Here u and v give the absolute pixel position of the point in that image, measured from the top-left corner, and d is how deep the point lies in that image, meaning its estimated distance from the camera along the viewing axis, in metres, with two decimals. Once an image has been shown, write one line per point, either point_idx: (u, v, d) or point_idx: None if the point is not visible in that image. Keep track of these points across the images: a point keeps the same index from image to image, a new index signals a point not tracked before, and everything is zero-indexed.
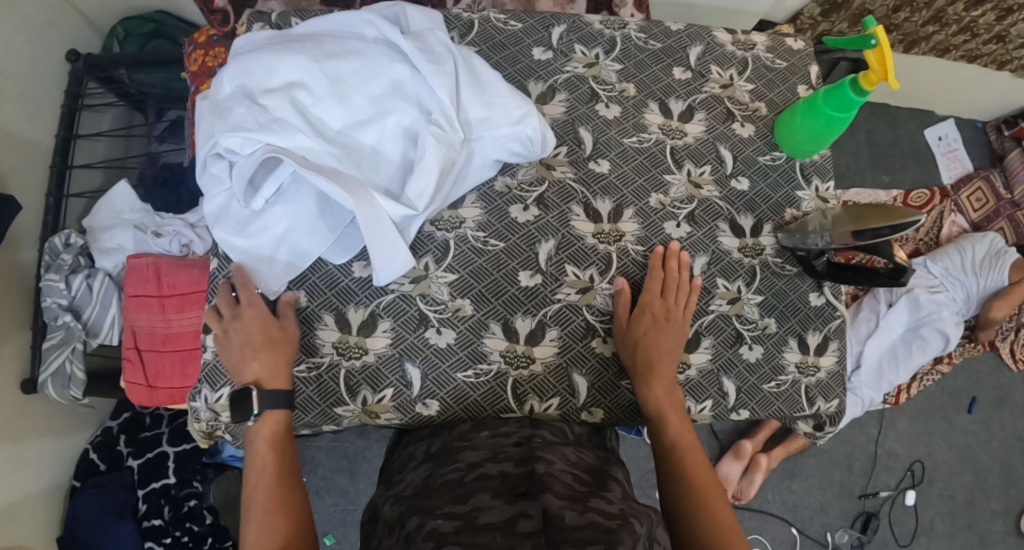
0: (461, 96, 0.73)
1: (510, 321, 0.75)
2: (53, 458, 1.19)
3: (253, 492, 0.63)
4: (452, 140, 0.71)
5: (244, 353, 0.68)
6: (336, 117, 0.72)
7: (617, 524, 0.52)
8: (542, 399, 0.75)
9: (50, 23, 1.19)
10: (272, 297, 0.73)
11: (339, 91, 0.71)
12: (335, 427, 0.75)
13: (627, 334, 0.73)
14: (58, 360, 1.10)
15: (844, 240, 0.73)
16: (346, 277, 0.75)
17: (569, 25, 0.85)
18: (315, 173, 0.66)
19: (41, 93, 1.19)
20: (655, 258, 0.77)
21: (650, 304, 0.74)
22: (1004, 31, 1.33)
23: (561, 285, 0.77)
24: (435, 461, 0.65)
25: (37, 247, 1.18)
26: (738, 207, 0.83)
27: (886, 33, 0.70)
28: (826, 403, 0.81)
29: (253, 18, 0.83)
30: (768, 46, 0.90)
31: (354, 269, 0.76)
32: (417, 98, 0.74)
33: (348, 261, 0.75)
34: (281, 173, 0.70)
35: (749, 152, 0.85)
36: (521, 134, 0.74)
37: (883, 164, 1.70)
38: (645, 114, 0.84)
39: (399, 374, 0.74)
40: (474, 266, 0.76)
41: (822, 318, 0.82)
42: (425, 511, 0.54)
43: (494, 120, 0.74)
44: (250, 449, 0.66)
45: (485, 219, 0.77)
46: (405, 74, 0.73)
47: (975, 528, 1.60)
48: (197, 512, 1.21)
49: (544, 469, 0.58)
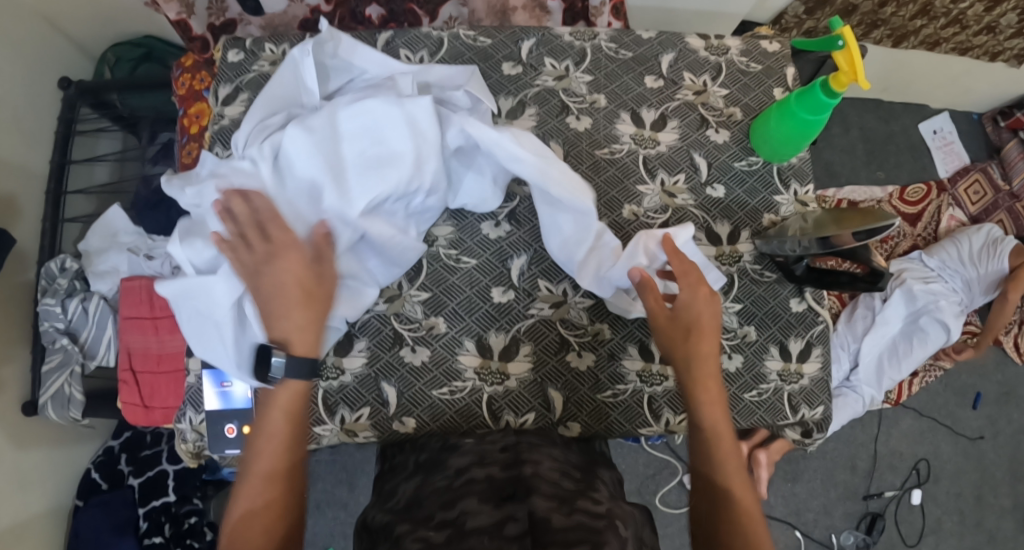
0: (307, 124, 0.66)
1: (484, 338, 0.71)
2: (55, 481, 1.20)
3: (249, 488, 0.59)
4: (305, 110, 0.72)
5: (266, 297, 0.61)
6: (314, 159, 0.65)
7: (606, 525, 0.51)
8: (518, 414, 0.70)
9: (42, 53, 1.21)
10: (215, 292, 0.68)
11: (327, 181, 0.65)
12: (316, 447, 0.71)
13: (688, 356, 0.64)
14: (57, 383, 1.12)
15: (849, 242, 0.71)
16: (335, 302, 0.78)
17: (538, 38, 0.85)
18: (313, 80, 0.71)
19: (34, 120, 1.21)
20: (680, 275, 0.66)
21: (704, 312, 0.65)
22: (994, 21, 1.33)
23: (534, 301, 0.72)
24: (426, 470, 0.63)
25: (34, 272, 1.20)
26: (714, 214, 0.82)
27: (853, 33, 0.72)
28: (810, 410, 0.80)
29: (228, 44, 0.84)
30: (742, 50, 0.90)
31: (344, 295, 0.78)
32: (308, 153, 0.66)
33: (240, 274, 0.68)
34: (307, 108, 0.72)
35: (724, 158, 0.84)
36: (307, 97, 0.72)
37: (878, 160, 1.68)
38: (617, 125, 0.83)
39: (376, 393, 0.70)
40: (447, 284, 0.73)
41: (805, 324, 0.82)
42: (416, 520, 0.54)
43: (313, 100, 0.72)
44: (263, 417, 0.61)
45: (456, 236, 0.74)
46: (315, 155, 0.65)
47: (984, 526, 1.58)
48: (197, 529, 1.24)
49: (531, 471, 0.58)
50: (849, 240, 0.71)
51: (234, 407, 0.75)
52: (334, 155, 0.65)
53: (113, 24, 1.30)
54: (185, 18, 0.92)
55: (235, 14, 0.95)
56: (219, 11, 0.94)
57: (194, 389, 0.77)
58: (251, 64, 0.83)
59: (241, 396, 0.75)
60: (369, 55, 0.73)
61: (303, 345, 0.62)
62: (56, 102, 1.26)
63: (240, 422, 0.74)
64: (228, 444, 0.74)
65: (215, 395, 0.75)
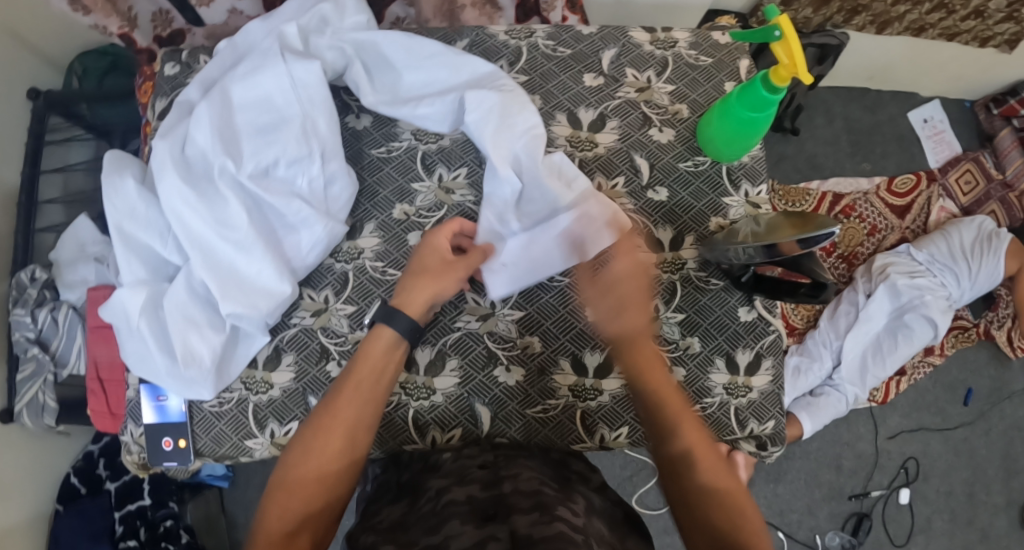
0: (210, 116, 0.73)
1: (408, 352, 0.74)
2: (36, 485, 1.18)
3: (310, 448, 0.59)
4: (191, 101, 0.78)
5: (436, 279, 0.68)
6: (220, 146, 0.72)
7: (585, 539, 0.45)
8: (444, 430, 0.73)
9: (10, 64, 1.21)
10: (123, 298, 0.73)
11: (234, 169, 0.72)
12: (252, 459, 0.76)
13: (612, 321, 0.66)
14: (31, 391, 1.11)
15: (792, 251, 0.67)
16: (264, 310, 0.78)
17: (472, 38, 0.85)
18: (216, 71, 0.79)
19: (4, 131, 1.21)
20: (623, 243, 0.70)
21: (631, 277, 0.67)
22: (983, 5, 1.27)
23: (460, 313, 0.75)
24: (411, 497, 0.59)
25: (6, 283, 1.19)
26: (655, 219, 0.80)
27: (790, 23, 0.67)
28: (760, 425, 0.76)
29: (165, 57, 0.85)
30: (691, 43, 0.87)
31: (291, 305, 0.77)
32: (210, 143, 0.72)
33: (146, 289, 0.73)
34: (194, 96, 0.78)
35: (668, 159, 0.82)
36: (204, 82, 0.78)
37: (863, 151, 1.63)
38: (552, 127, 0.82)
39: (304, 407, 0.74)
40: (372, 297, 0.76)
41: (754, 333, 0.78)
42: (400, 544, 0.49)
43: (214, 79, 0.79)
44: (354, 360, 0.65)
45: (383, 248, 0.78)
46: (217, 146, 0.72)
47: (976, 524, 1.54)
48: (173, 532, 1.20)
49: (511, 488, 0.54)
50: (795, 247, 0.67)
51: (169, 420, 0.75)
52: (227, 124, 0.73)
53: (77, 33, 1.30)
54: (128, 31, 0.92)
55: (181, 24, 0.96)
56: (165, 22, 0.96)
57: (133, 403, 0.77)
58: (187, 77, 0.84)
59: (176, 410, 0.75)
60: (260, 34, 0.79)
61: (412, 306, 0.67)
62: (25, 113, 1.26)
63: (176, 435, 0.75)
64: (166, 457, 0.75)
65: (152, 408, 0.76)
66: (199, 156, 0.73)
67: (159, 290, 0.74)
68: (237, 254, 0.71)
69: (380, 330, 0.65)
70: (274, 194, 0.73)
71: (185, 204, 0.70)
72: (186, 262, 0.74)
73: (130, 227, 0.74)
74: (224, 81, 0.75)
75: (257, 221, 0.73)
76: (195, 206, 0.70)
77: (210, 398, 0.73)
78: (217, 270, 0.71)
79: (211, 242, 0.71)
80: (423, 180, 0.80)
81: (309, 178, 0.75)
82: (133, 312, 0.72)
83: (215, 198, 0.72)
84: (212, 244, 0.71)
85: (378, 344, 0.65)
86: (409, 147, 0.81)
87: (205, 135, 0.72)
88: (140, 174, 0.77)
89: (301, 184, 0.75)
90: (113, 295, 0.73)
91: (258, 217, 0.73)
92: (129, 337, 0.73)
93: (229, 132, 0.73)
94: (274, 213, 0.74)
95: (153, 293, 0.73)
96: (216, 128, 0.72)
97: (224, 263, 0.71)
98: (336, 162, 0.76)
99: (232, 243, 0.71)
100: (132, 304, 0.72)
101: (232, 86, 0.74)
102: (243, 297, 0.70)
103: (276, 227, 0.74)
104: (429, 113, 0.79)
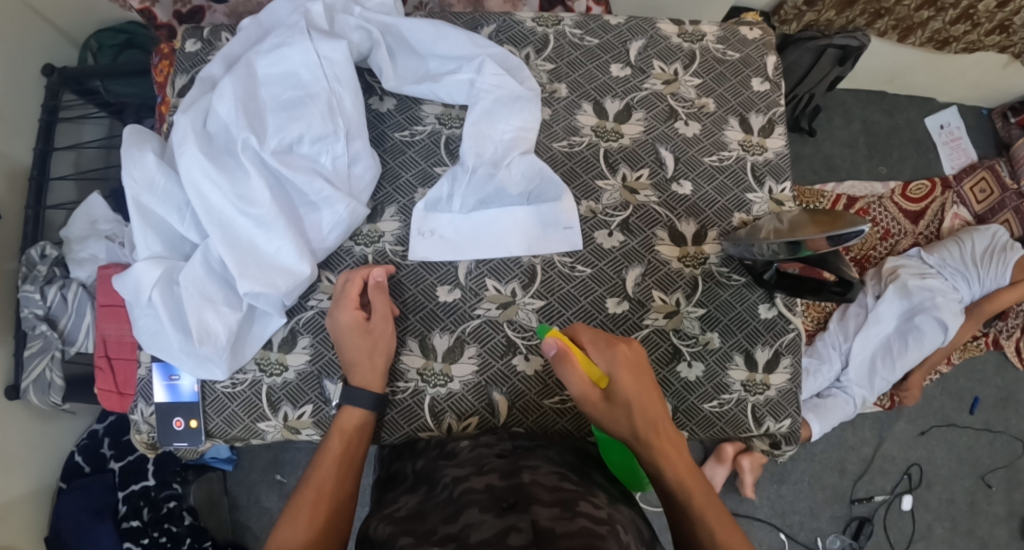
0: (232, 87, 0.72)
1: (427, 339, 0.74)
2: (40, 462, 1.17)
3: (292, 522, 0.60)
4: (212, 75, 0.77)
5: (347, 357, 0.69)
6: (241, 122, 0.71)
7: (608, 532, 0.45)
8: (460, 418, 0.73)
9: (24, 38, 1.19)
10: (139, 273, 0.72)
11: (256, 146, 0.71)
12: (263, 441, 0.76)
13: (619, 409, 0.59)
14: (38, 367, 1.09)
15: (821, 248, 0.65)
16: (301, 303, 0.76)
17: (499, 25, 0.84)
18: (238, 45, 0.78)
19: (16, 106, 1.19)
20: (596, 347, 0.61)
21: (634, 382, 0.59)
22: (1009, 19, 1.26)
23: (481, 301, 0.75)
24: (428, 486, 0.59)
25: (15, 259, 1.17)
26: (679, 212, 0.80)
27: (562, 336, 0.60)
28: (776, 423, 0.76)
29: (186, 33, 0.84)
30: (719, 37, 0.86)
31: (317, 291, 0.76)
32: (232, 116, 0.71)
33: (162, 268, 0.72)
34: (215, 70, 0.77)
35: (693, 152, 0.82)
36: (224, 57, 0.77)
37: (880, 155, 1.62)
38: (578, 116, 0.82)
39: (319, 391, 0.74)
40: (392, 282, 0.76)
41: (774, 331, 0.78)
42: (418, 534, 0.48)
43: (234, 57, 0.78)
44: (326, 439, 0.67)
45: (403, 233, 0.77)
46: (239, 120, 0.71)
47: (977, 533, 1.53)
48: (176, 513, 1.19)
49: (529, 479, 0.53)
50: (823, 245, 0.64)
51: (181, 400, 0.74)
52: (251, 98, 0.73)
53: (96, 11, 1.28)
54: (148, 7, 0.93)
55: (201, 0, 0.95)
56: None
57: (145, 382, 0.76)
58: (208, 54, 0.83)
59: (189, 390, 0.75)
60: (282, 9, 0.78)
61: (367, 380, 0.69)
62: (39, 89, 1.24)
63: (187, 415, 0.74)
64: (176, 437, 0.74)
65: (164, 388, 0.75)
66: (220, 132, 0.72)
67: (174, 266, 0.73)
68: (257, 230, 0.71)
69: (350, 413, 0.68)
70: (298, 171, 0.73)
71: (206, 179, 0.70)
72: (204, 240, 0.74)
73: (146, 201, 0.73)
74: (249, 55, 0.74)
75: (278, 197, 0.72)
76: (215, 182, 0.70)
77: (224, 378, 0.73)
78: (237, 247, 0.71)
79: (231, 216, 0.70)
80: (446, 165, 0.80)
81: (333, 157, 0.75)
82: (148, 287, 0.72)
83: (237, 173, 0.71)
84: (231, 220, 0.71)
85: (347, 421, 0.67)
86: (432, 131, 0.80)
87: (227, 111, 0.71)
88: (160, 148, 0.77)
89: (324, 161, 0.75)
90: (127, 270, 0.73)
91: (279, 195, 0.72)
92: (144, 313, 0.73)
93: (253, 108, 0.73)
94: (297, 190, 0.73)
95: (170, 269, 0.73)
96: (240, 102, 0.71)
97: (244, 240, 0.71)
98: (359, 142, 0.75)
99: (253, 220, 0.70)
100: (146, 280, 0.71)
101: (257, 60, 0.74)
102: (260, 276, 0.70)
103: (298, 205, 0.74)
104: (451, 88, 0.78)
